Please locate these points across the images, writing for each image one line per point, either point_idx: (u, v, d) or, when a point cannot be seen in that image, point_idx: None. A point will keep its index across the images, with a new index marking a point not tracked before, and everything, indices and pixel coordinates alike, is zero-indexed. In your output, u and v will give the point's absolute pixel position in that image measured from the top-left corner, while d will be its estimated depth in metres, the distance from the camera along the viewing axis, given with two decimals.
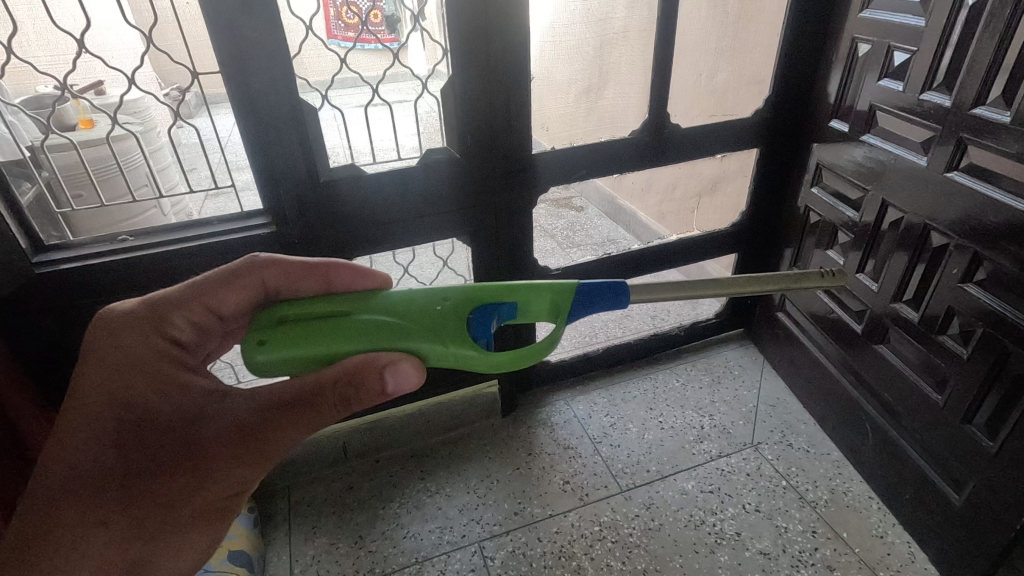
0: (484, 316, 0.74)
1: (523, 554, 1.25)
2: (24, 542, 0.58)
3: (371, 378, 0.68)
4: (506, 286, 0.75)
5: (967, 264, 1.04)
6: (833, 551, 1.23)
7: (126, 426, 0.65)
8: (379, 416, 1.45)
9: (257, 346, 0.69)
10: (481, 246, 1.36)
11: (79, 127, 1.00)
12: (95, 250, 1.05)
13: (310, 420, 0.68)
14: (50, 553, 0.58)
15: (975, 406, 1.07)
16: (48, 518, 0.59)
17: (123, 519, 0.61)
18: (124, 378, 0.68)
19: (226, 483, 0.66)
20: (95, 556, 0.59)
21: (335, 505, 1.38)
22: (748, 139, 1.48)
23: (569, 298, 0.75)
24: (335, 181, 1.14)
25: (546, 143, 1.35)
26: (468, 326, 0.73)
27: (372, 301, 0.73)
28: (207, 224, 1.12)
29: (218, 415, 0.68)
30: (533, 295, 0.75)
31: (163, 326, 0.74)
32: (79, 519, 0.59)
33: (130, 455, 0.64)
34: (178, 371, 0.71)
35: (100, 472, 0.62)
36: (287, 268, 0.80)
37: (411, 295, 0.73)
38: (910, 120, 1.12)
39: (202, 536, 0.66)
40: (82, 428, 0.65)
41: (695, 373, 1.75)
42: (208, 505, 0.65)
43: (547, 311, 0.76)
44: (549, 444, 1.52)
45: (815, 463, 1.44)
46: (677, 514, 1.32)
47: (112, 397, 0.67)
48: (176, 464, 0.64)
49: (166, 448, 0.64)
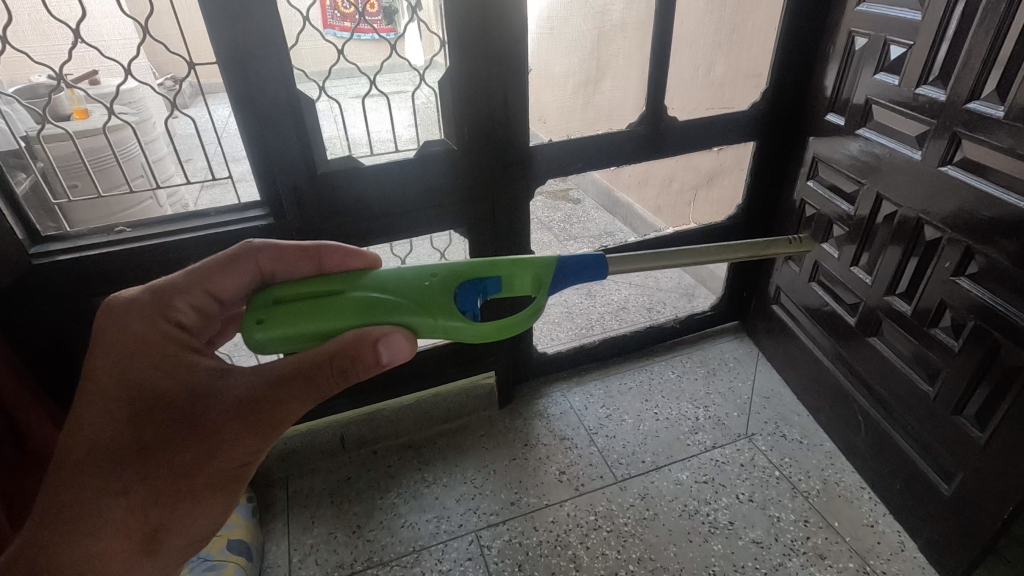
0: (471, 290, 0.77)
1: (520, 543, 1.27)
2: (53, 514, 0.60)
3: (366, 351, 0.68)
4: (491, 262, 0.78)
5: (960, 258, 1.05)
6: (824, 540, 1.24)
7: (136, 405, 0.66)
8: (378, 407, 1.49)
9: (256, 325, 0.70)
10: (479, 238, 1.36)
11: (74, 117, 1.00)
12: (92, 240, 1.06)
13: (312, 395, 0.68)
14: (78, 524, 0.60)
15: (966, 398, 1.08)
16: (73, 493, 0.60)
17: (141, 490, 0.62)
18: (131, 360, 0.68)
19: (234, 457, 0.66)
20: (114, 524, 0.61)
21: (334, 495, 1.39)
22: (745, 132, 1.49)
23: (551, 271, 0.79)
24: (333, 173, 1.14)
25: (544, 135, 1.36)
26: (456, 299, 0.76)
27: (363, 279, 0.75)
28: (205, 216, 1.12)
29: (222, 392, 0.67)
30: (517, 269, 0.78)
31: (166, 311, 0.74)
32: (101, 492, 0.61)
33: (142, 431, 0.64)
34: (183, 352, 0.71)
35: (115, 449, 0.63)
36: (280, 251, 0.81)
37: (401, 273, 0.75)
38: (905, 114, 1.13)
39: (215, 505, 0.67)
40: (96, 408, 0.65)
41: (691, 364, 1.76)
42: (218, 476, 0.66)
43: (530, 285, 0.79)
44: (546, 435, 1.54)
45: (808, 454, 1.45)
46: (672, 504, 1.34)
47: (123, 378, 0.67)
48: (185, 440, 0.64)
49: (174, 424, 0.65)
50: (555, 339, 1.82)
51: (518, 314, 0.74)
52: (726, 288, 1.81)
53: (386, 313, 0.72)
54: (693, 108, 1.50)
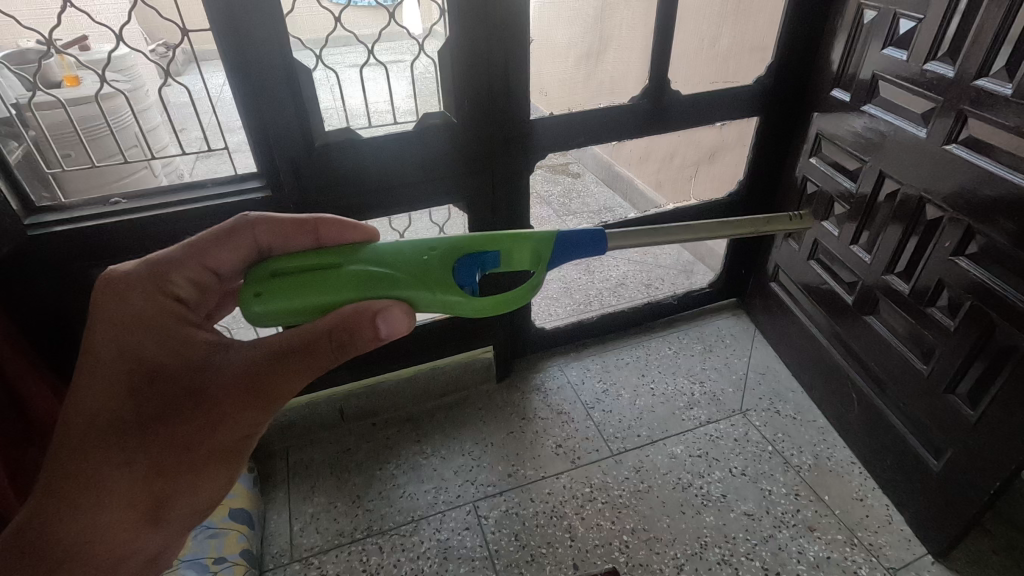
0: (469, 264, 0.77)
1: (516, 514, 1.29)
2: (57, 483, 0.59)
3: (364, 325, 0.69)
4: (490, 236, 0.77)
5: (960, 237, 1.05)
6: (814, 512, 1.27)
7: (138, 378, 0.66)
8: (376, 380, 1.50)
9: (254, 298, 0.71)
10: (478, 213, 1.35)
11: (65, 84, 0.96)
12: (88, 212, 1.05)
13: (310, 369, 0.68)
14: (81, 493, 0.59)
15: (959, 376, 1.09)
16: (76, 462, 0.60)
17: (144, 460, 0.62)
18: (132, 333, 0.69)
19: (235, 429, 0.66)
20: (118, 493, 0.61)
21: (334, 466, 1.41)
22: (749, 107, 1.47)
23: (550, 247, 0.79)
24: (331, 144, 1.12)
25: (545, 109, 1.34)
26: (455, 273, 0.76)
27: (361, 252, 0.75)
28: (201, 186, 1.11)
29: (222, 366, 0.67)
30: (516, 244, 0.78)
31: (165, 285, 0.74)
32: (104, 462, 0.61)
33: (145, 404, 0.65)
34: (183, 326, 0.71)
35: (118, 420, 0.63)
36: (277, 225, 0.80)
37: (399, 247, 0.75)
38: (912, 91, 1.11)
39: (218, 475, 0.67)
40: (98, 380, 0.66)
41: (688, 341, 1.77)
42: (220, 448, 0.66)
43: (529, 260, 0.79)
44: (543, 409, 1.55)
45: (801, 429, 1.48)
46: (666, 476, 1.36)
47: (123, 352, 0.68)
48: (187, 412, 0.65)
49: (175, 397, 0.65)
50: (553, 314, 1.82)
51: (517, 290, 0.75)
52: (725, 265, 1.81)
53: (385, 287, 0.73)
54: (697, 82, 1.49)
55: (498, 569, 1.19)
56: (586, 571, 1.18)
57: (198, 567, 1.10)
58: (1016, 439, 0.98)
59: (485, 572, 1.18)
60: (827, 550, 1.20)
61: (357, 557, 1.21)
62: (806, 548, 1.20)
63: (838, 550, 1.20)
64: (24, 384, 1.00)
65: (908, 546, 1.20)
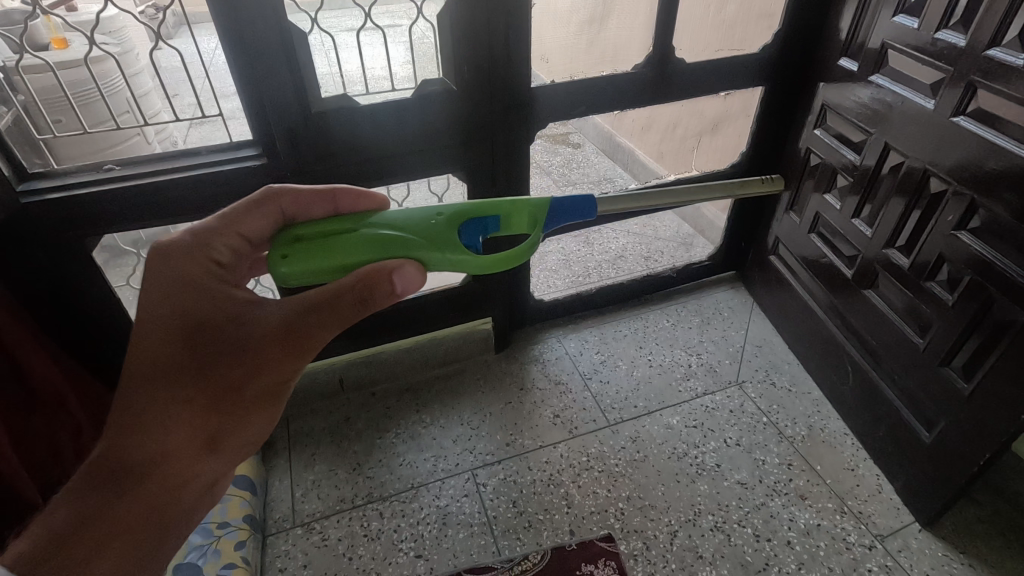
0: (474, 227, 0.77)
1: (514, 481, 1.32)
2: (124, 427, 0.60)
3: (383, 281, 0.69)
4: (491, 200, 0.77)
5: (963, 211, 1.04)
6: (806, 482, 1.30)
7: (183, 329, 0.65)
8: (375, 350, 1.51)
9: (279, 261, 0.72)
10: (477, 183, 1.33)
11: (53, 47, 0.94)
12: (81, 178, 1.03)
13: (343, 320, 0.68)
14: (147, 433, 0.60)
15: (954, 350, 1.10)
16: (140, 408, 0.61)
17: (201, 402, 0.63)
18: (170, 287, 0.67)
19: (279, 374, 0.67)
20: (181, 430, 0.62)
21: (334, 434, 1.43)
22: (753, 76, 1.44)
23: (548, 209, 0.78)
24: (328, 112, 1.10)
25: (546, 77, 1.30)
26: (461, 235, 0.76)
27: (372, 217, 0.75)
28: (196, 154, 1.10)
29: (262, 317, 0.66)
30: (516, 208, 0.77)
31: (205, 251, 0.71)
32: (164, 405, 0.62)
33: (195, 354, 0.64)
34: (221, 283, 0.70)
35: (172, 368, 0.63)
36: (297, 195, 0.78)
37: (407, 212, 0.75)
38: (922, 60, 1.09)
39: (267, 413, 0.68)
40: (148, 332, 0.64)
41: (686, 313, 1.78)
42: (266, 391, 0.67)
43: (529, 223, 0.79)
44: (542, 379, 1.57)
45: (795, 401, 1.49)
46: (662, 446, 1.38)
47: (168, 305, 0.66)
48: (234, 358, 0.64)
49: (221, 347, 0.64)
50: (551, 287, 1.82)
51: (518, 251, 0.76)
52: (725, 238, 1.81)
53: (396, 249, 0.73)
54: (701, 49, 1.43)
55: (496, 534, 1.22)
56: (582, 536, 1.21)
57: (202, 531, 1.13)
58: (1007, 412, 1.00)
59: (483, 537, 1.21)
60: (818, 518, 1.23)
61: (357, 523, 1.24)
62: (797, 516, 1.23)
63: (828, 518, 1.23)
64: (27, 354, 1.03)
65: (896, 514, 1.23)
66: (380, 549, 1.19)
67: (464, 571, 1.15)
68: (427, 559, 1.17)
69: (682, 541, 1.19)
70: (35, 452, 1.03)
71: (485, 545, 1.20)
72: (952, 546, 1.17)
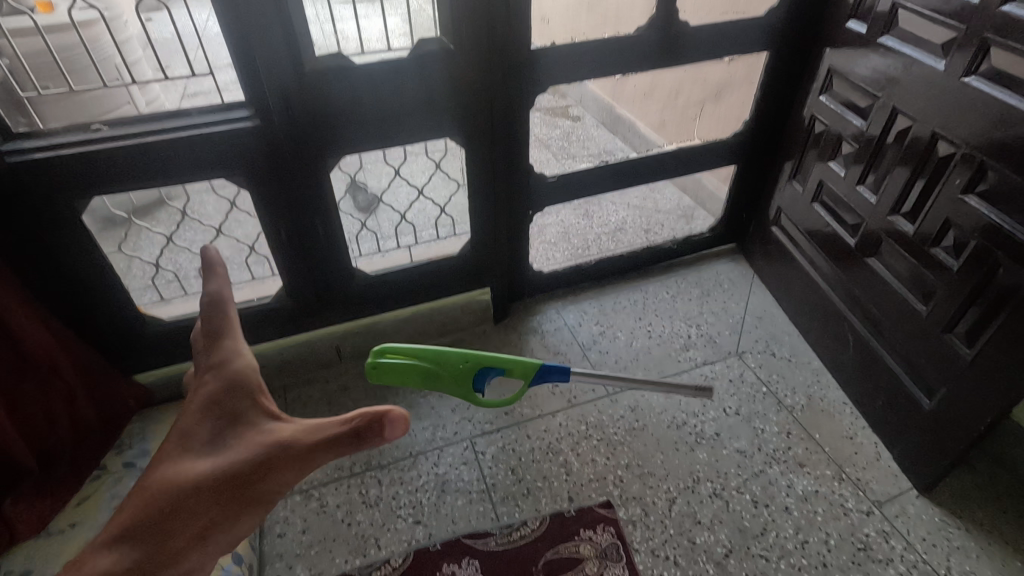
0: (489, 372, 0.97)
1: (513, 450, 1.31)
2: (151, 485, 0.59)
3: (370, 427, 0.61)
4: (504, 358, 0.96)
5: (972, 174, 1.02)
6: (805, 450, 1.30)
7: (209, 411, 0.64)
8: (372, 320, 1.49)
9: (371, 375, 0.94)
10: (476, 149, 1.30)
11: (38, 10, 0.92)
12: (67, 139, 1.00)
13: (332, 450, 0.61)
14: (175, 525, 0.56)
15: (958, 316, 1.09)
16: (172, 459, 0.61)
17: (210, 507, 0.57)
18: (206, 403, 0.64)
19: (276, 486, 0.60)
20: (184, 529, 0.56)
21: (332, 403, 1.42)
22: (759, 40, 1.40)
23: (541, 371, 0.98)
24: (321, 71, 1.07)
25: (545, 40, 1.26)
26: (478, 378, 0.97)
27: (420, 352, 0.95)
28: (186, 114, 1.06)
29: (270, 440, 0.62)
30: (518, 365, 0.96)
31: (213, 341, 0.69)
32: (161, 497, 0.57)
33: (216, 487, 0.58)
34: (253, 415, 0.65)
35: (179, 487, 0.58)
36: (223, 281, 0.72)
37: (444, 353, 0.95)
38: (934, 19, 1.05)
39: (244, 519, 0.59)
40: (163, 463, 0.61)
41: (686, 285, 1.76)
42: (256, 499, 0.59)
43: (527, 371, 0.97)
44: (540, 350, 1.56)
45: (795, 371, 1.49)
46: (661, 415, 1.38)
47: (181, 441, 0.63)
48: (233, 485, 0.59)
49: (234, 460, 0.60)
50: (550, 259, 1.80)
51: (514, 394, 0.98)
52: (726, 209, 1.79)
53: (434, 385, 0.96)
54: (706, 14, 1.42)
55: (494, 501, 1.22)
56: (581, 503, 1.21)
57: None
58: (1011, 377, 0.99)
59: (482, 504, 1.21)
60: (816, 484, 1.23)
61: (356, 490, 1.24)
62: (795, 483, 1.23)
63: (827, 485, 1.23)
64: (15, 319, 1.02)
65: (894, 481, 1.24)
66: (379, 515, 1.19)
67: (463, 536, 1.15)
68: (426, 525, 1.18)
69: (680, 507, 1.20)
70: (31, 422, 1.09)
71: (484, 511, 1.20)
72: (949, 512, 1.17)
